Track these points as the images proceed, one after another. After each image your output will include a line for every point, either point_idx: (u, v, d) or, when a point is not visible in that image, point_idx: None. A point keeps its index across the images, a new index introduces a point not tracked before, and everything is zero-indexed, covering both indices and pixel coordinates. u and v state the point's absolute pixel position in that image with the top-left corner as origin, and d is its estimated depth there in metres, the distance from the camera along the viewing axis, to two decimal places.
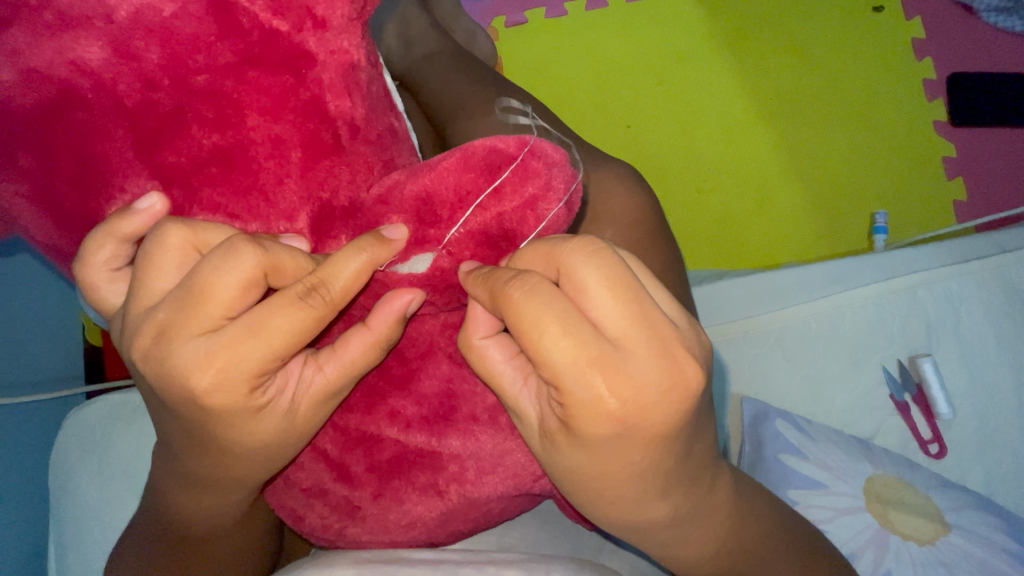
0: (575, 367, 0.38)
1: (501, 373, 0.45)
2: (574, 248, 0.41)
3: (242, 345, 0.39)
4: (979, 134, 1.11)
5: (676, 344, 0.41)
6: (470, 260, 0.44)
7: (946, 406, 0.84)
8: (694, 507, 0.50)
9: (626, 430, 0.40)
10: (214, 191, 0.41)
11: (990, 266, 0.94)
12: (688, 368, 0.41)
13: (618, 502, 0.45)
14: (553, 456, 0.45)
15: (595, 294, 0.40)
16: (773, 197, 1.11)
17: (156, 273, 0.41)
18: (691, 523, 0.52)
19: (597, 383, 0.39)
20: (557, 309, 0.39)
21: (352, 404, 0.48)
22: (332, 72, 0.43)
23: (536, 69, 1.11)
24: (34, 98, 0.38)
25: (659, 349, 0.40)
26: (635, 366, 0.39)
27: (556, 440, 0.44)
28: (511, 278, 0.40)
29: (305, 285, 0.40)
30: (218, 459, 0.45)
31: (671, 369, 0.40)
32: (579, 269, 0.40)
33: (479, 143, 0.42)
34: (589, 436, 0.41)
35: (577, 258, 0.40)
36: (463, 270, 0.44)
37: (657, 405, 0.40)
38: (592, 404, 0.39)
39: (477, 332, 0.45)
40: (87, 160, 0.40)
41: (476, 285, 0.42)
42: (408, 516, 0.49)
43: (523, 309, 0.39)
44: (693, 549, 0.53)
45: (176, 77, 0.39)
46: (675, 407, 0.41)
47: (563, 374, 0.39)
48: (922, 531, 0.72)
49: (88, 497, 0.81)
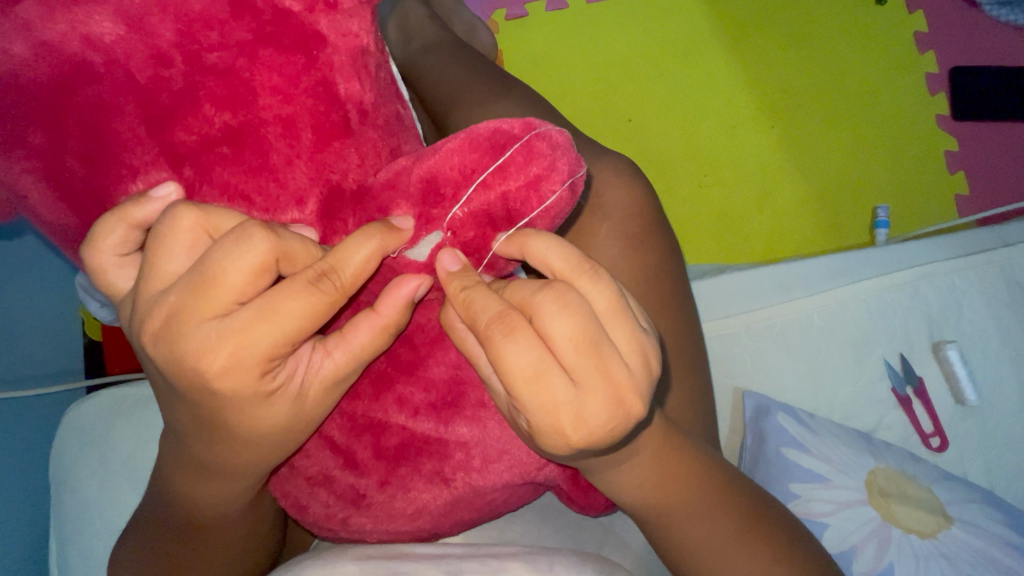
0: (539, 408, 0.40)
1: (478, 354, 0.44)
2: (545, 297, 0.40)
3: (254, 329, 0.38)
4: (981, 127, 1.12)
5: (629, 391, 0.41)
6: (448, 255, 0.42)
7: (973, 393, 0.86)
8: (624, 451, 0.49)
9: (587, 449, 0.42)
10: (225, 170, 0.41)
11: (993, 259, 0.94)
12: (637, 409, 0.41)
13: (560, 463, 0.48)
14: (520, 435, 0.46)
15: (560, 347, 0.39)
16: (772, 190, 1.11)
17: (167, 256, 0.40)
18: (660, 471, 0.52)
19: (560, 423, 0.40)
20: (528, 356, 0.39)
21: (360, 391, 0.48)
22: (342, 54, 0.43)
23: (536, 61, 1.11)
24: (45, 73, 0.38)
25: (613, 397, 0.40)
26: (593, 413, 0.40)
27: (522, 431, 0.45)
28: (490, 317, 0.40)
29: (316, 270, 0.39)
30: (227, 445, 0.45)
31: (623, 414, 0.41)
32: (549, 323, 0.39)
33: (484, 125, 0.42)
34: (554, 452, 0.43)
35: (546, 310, 0.40)
36: (445, 271, 0.42)
37: (608, 438, 0.41)
38: (556, 438, 0.41)
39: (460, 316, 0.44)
40: (96, 137, 0.40)
41: (459, 306, 0.41)
42: (413, 504, 0.49)
43: (498, 352, 0.39)
44: (663, 494, 0.52)
45: (189, 54, 0.39)
46: (622, 436, 0.42)
47: (530, 409, 0.40)
48: (924, 524, 0.72)
49: (89, 492, 0.80)
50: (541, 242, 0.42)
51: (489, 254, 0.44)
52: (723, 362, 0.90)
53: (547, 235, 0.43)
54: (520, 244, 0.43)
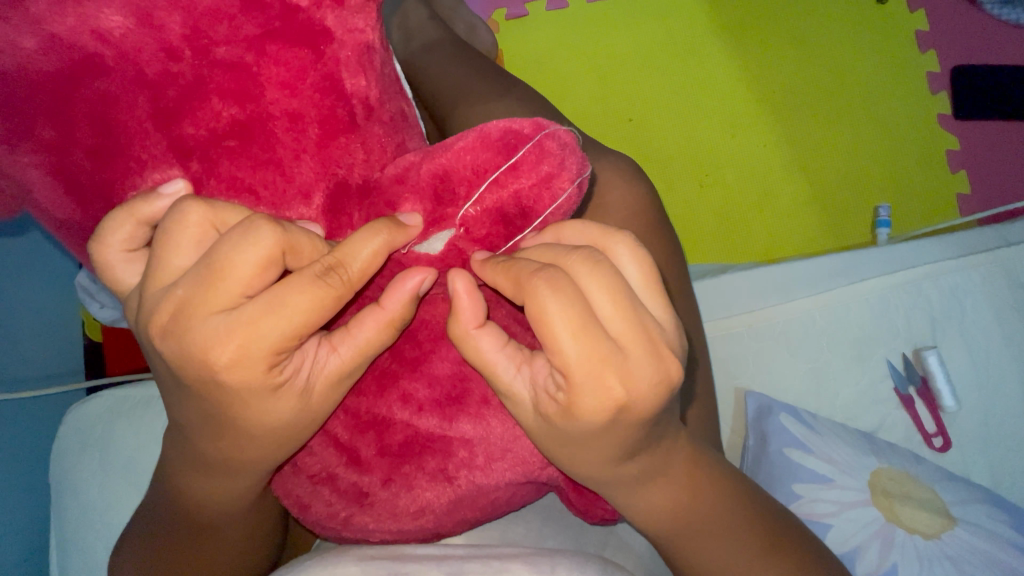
0: (583, 361, 0.40)
1: (495, 362, 0.44)
2: (578, 258, 0.41)
3: (261, 322, 0.38)
4: (982, 127, 1.12)
5: (666, 348, 0.43)
6: (483, 250, 0.44)
7: (951, 399, 0.85)
8: (655, 467, 0.50)
9: (624, 416, 0.42)
10: (232, 165, 0.41)
11: (996, 258, 0.94)
12: (675, 368, 0.43)
13: (586, 461, 0.47)
14: (546, 431, 0.46)
15: (599, 302, 0.41)
16: (773, 189, 1.11)
17: (174, 250, 0.40)
18: (675, 484, 0.52)
19: (603, 376, 0.40)
20: (572, 307, 0.39)
21: (365, 387, 0.48)
22: (349, 50, 0.43)
23: (537, 61, 1.11)
24: (53, 66, 0.38)
25: (654, 352, 0.42)
26: (634, 366, 0.41)
27: (551, 416, 0.44)
28: (530, 271, 0.40)
29: (323, 264, 0.39)
30: (233, 440, 0.45)
31: (662, 370, 0.42)
32: (585, 280, 0.41)
33: (495, 123, 0.41)
34: (592, 420, 0.42)
35: (582, 267, 0.41)
36: (478, 258, 0.43)
37: (649, 398, 0.42)
38: (598, 396, 0.41)
39: (470, 323, 0.44)
40: (103, 132, 0.40)
41: (498, 271, 0.42)
42: (416, 502, 0.48)
43: (542, 303, 0.39)
44: (688, 515, 0.52)
45: (198, 48, 0.39)
46: (661, 399, 0.43)
47: (571, 367, 0.40)
48: (928, 525, 0.72)
49: (88, 495, 0.79)
50: (575, 228, 0.45)
51: (509, 244, 0.44)
52: (725, 362, 0.90)
53: (578, 222, 0.46)
54: (555, 234, 0.46)
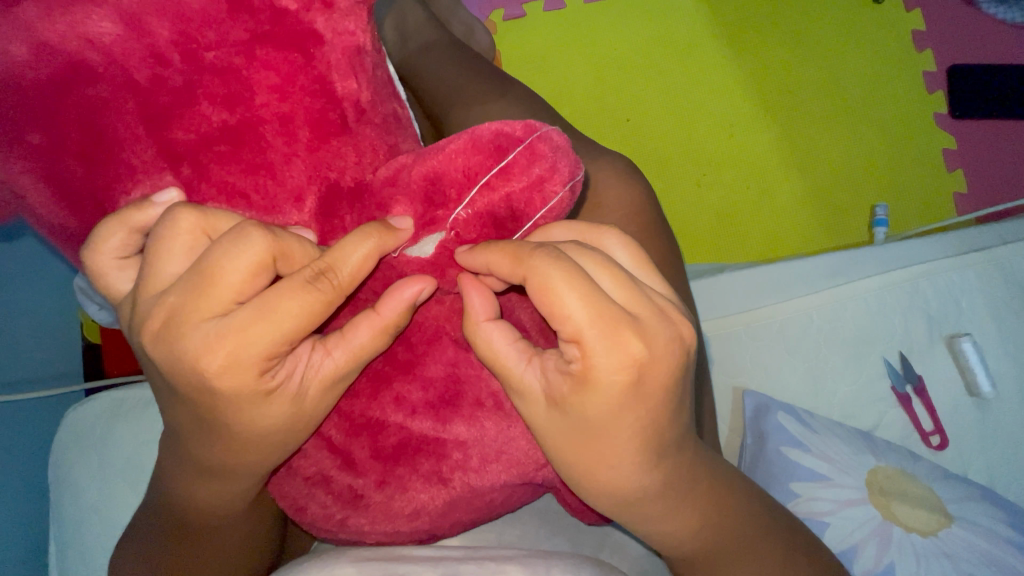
0: (596, 322, 0.41)
1: (506, 355, 0.45)
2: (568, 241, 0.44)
3: (252, 328, 0.38)
4: (978, 126, 1.12)
5: (670, 308, 0.46)
6: (464, 244, 0.43)
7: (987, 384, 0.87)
8: (677, 486, 0.50)
9: (642, 380, 0.43)
10: (223, 169, 0.41)
11: (993, 257, 0.94)
12: (684, 328, 0.46)
13: (604, 460, 0.46)
14: (558, 425, 0.45)
15: (598, 276, 0.43)
16: (771, 188, 1.11)
17: (166, 257, 0.40)
18: (696, 497, 0.52)
19: (620, 335, 0.41)
20: (576, 273, 0.41)
21: (359, 390, 0.48)
22: (339, 53, 0.43)
23: (535, 59, 1.11)
24: (43, 73, 0.38)
25: (659, 313, 0.44)
26: (645, 324, 0.43)
27: (569, 401, 0.44)
28: (528, 248, 0.41)
29: (313, 268, 0.39)
30: (227, 444, 0.45)
31: (670, 328, 0.44)
32: (577, 257, 0.43)
33: (486, 126, 0.41)
34: (611, 387, 0.42)
35: (574, 250, 0.44)
36: (462, 250, 0.43)
37: (665, 356, 0.44)
38: (618, 355, 0.41)
39: (480, 316, 0.45)
40: (94, 137, 0.40)
41: (490, 248, 0.42)
42: (411, 504, 0.48)
43: (547, 275, 0.40)
44: (709, 534, 0.53)
45: (188, 52, 0.39)
46: (677, 359, 0.45)
47: (585, 331, 0.41)
48: (924, 523, 0.72)
49: (88, 496, 0.80)
50: (561, 228, 0.47)
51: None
52: (723, 362, 0.90)
53: (564, 224, 0.47)
54: (543, 235, 0.46)
